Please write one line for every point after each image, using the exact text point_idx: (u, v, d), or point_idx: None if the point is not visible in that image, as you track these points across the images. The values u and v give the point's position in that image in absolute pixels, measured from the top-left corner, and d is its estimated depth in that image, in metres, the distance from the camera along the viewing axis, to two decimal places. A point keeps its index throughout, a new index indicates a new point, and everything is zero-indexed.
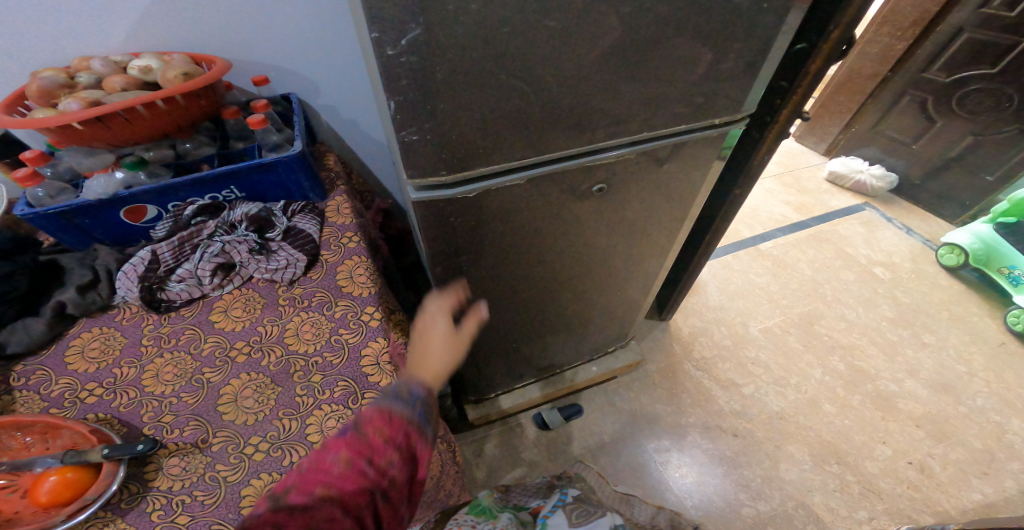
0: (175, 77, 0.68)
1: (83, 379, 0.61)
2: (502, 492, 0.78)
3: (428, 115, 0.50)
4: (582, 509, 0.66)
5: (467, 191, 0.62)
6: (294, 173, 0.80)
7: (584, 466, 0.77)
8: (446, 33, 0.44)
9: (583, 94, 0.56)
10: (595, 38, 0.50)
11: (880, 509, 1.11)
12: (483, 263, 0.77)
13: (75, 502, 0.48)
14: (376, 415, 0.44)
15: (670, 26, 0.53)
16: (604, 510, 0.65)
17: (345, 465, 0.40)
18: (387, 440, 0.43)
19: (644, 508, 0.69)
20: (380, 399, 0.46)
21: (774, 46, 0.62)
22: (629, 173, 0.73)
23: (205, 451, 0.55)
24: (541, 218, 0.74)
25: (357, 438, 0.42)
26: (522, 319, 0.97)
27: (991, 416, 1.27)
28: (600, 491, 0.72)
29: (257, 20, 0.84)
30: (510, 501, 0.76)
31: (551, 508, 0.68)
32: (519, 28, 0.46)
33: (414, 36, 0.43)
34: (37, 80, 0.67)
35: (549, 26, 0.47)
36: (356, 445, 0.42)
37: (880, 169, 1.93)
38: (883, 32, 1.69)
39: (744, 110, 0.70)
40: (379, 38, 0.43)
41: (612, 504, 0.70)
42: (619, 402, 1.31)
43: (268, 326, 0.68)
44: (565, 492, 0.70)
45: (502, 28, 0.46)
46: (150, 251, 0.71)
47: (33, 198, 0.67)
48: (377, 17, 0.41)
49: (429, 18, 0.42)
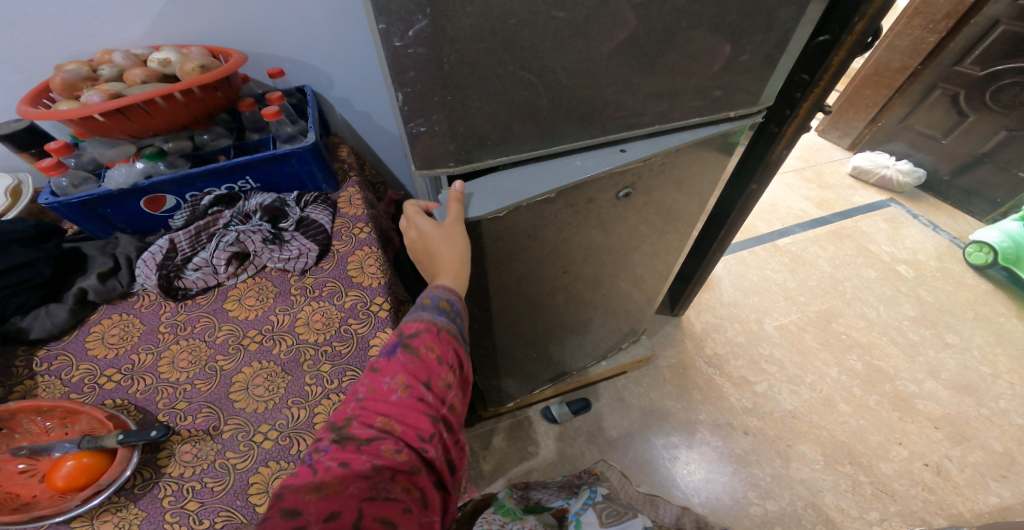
0: (193, 70, 0.69)
1: (102, 365, 0.63)
2: (522, 489, 0.81)
3: (437, 107, 0.49)
4: (611, 508, 0.67)
5: (497, 211, 0.58)
6: (307, 164, 0.80)
7: (607, 466, 0.88)
8: (453, 25, 0.43)
9: (595, 88, 0.55)
10: (608, 31, 0.49)
11: (893, 510, 1.09)
12: (508, 277, 0.75)
13: (89, 488, 0.49)
14: (426, 338, 0.48)
15: (685, 18, 0.51)
16: (633, 509, 0.67)
17: (404, 392, 0.45)
18: (439, 361, 0.48)
19: (668, 509, 0.75)
20: (425, 321, 0.50)
21: (792, 39, 0.60)
22: (654, 173, 0.70)
23: (216, 439, 0.56)
24: (567, 226, 0.71)
25: (410, 362, 0.46)
26: (544, 326, 0.96)
27: (1013, 419, 1.23)
28: (624, 491, 0.79)
29: (270, 12, 0.83)
30: (531, 499, 0.80)
31: (581, 506, 0.69)
32: (528, 20, 0.46)
33: (421, 27, 0.43)
34: (61, 73, 0.68)
35: (558, 17, 0.46)
36: (411, 370, 0.46)
37: (907, 164, 1.86)
38: (914, 24, 1.63)
39: (761, 103, 0.68)
40: (386, 29, 0.42)
41: (638, 505, 0.77)
42: (629, 397, 1.31)
43: (279, 315, 0.69)
44: (595, 490, 0.70)
45: (510, 19, 0.45)
46: (168, 240, 0.72)
47: (57, 188, 0.69)
48: (385, 9, 0.41)
49: (436, 10, 0.42)
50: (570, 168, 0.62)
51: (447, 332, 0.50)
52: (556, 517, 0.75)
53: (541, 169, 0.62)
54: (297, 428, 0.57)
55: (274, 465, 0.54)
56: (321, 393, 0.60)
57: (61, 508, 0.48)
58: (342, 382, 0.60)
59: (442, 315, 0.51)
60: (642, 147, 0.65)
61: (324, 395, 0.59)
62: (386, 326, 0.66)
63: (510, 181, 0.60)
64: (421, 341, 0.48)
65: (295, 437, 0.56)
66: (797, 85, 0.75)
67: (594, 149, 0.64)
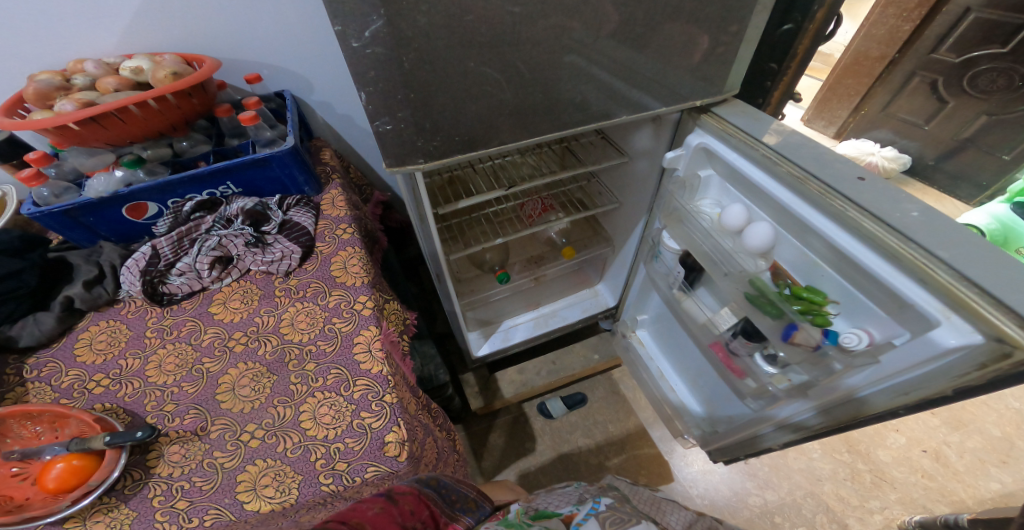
0: (165, 77, 0.71)
1: (90, 370, 0.63)
2: (527, 500, 0.69)
3: (402, 104, 0.50)
4: (617, 516, 0.56)
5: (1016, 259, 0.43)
6: (288, 167, 0.81)
7: (615, 476, 0.76)
8: (408, 23, 0.45)
9: (556, 76, 0.55)
10: (560, 30, 0.51)
11: (893, 498, 1.09)
12: None
13: (79, 489, 0.50)
14: (409, 491, 0.55)
15: (643, 10, 0.52)
16: (640, 516, 0.56)
17: (377, 507, 0.51)
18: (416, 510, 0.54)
19: (679, 516, 0.64)
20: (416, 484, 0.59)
21: (749, 27, 0.59)
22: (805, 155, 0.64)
23: (203, 439, 0.57)
24: None
25: (391, 505, 0.52)
26: None
27: (1010, 403, 1.24)
28: (634, 497, 0.70)
29: (243, 18, 0.85)
30: (537, 508, 0.65)
31: (583, 517, 0.58)
32: (484, 15, 0.47)
33: (377, 27, 0.44)
34: (33, 83, 0.70)
35: (513, 12, 0.48)
36: (386, 504, 0.52)
37: (892, 153, 1.72)
38: (889, 13, 1.48)
39: (726, 90, 0.67)
40: (342, 31, 0.44)
41: (646, 510, 0.67)
42: (623, 391, 1.32)
43: (264, 316, 0.69)
44: (598, 499, 0.59)
45: (466, 16, 0.47)
46: (150, 246, 0.73)
47: (39, 198, 0.70)
48: (339, 10, 0.42)
49: (390, 9, 0.43)
50: (929, 218, 0.49)
51: (426, 495, 0.57)
52: (565, 522, 0.59)
53: (938, 239, 0.47)
54: (284, 426, 0.57)
55: (261, 463, 0.55)
56: (306, 391, 0.60)
57: (52, 509, 0.49)
58: (327, 380, 0.61)
59: (434, 492, 0.60)
60: (844, 159, 0.57)
61: (309, 393, 0.60)
62: (369, 324, 0.67)
63: (986, 262, 0.44)
64: (404, 498, 0.54)
65: (281, 435, 0.57)
66: (767, 74, 0.75)
67: (873, 200, 0.52)
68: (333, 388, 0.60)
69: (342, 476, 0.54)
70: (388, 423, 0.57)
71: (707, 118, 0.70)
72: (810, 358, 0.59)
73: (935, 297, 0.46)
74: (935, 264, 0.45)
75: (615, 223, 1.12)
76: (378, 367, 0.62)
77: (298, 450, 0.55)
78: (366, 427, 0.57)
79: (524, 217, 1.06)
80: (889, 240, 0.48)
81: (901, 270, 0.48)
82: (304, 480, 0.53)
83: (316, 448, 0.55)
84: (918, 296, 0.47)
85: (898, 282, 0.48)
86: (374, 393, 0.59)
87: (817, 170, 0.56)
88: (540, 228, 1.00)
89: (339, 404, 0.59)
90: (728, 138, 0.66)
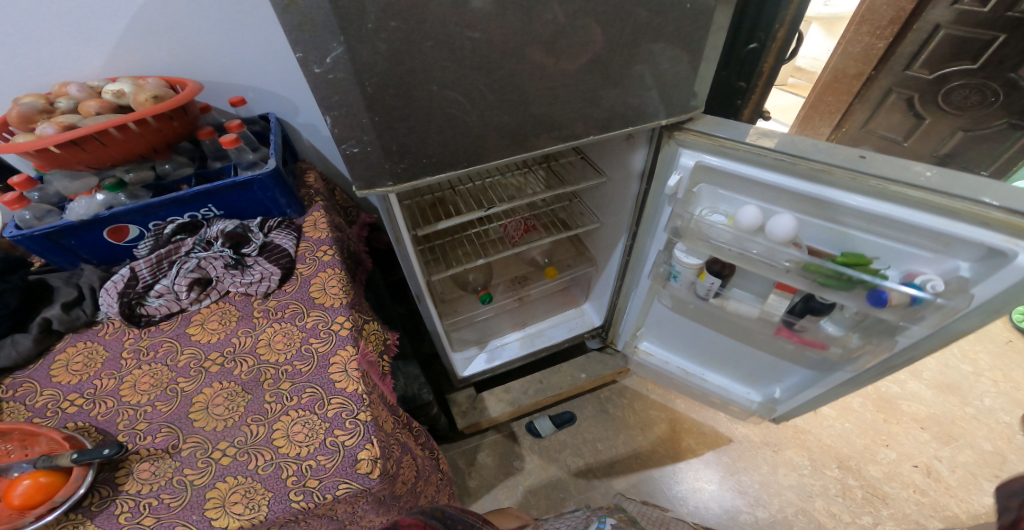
0: (146, 100, 0.72)
1: (66, 390, 0.63)
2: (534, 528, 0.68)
3: (366, 128, 0.51)
4: None
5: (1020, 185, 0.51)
6: (269, 190, 0.82)
7: (622, 497, 0.74)
8: (368, 51, 0.46)
9: (517, 102, 0.56)
10: (520, 51, 0.52)
11: (885, 514, 1.08)
12: None
13: (44, 505, 0.50)
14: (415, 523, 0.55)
15: (601, 35, 0.54)
16: None
17: None
18: None
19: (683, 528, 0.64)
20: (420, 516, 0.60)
21: (709, 48, 0.61)
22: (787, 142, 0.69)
23: (174, 456, 0.56)
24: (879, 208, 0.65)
25: None
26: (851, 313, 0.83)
27: (1000, 417, 1.24)
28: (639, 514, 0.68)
29: (224, 41, 0.86)
30: None
31: None
32: (443, 44, 0.49)
33: (338, 54, 0.46)
34: (16, 107, 0.70)
35: (471, 37, 0.49)
36: None
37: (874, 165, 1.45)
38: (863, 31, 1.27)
39: (694, 107, 0.68)
40: (304, 57, 0.45)
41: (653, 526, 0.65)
42: (612, 409, 1.32)
43: (242, 337, 0.69)
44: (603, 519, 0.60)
45: (425, 42, 0.48)
46: (129, 269, 0.74)
47: (21, 222, 0.71)
48: (299, 39, 0.44)
49: (349, 37, 0.45)
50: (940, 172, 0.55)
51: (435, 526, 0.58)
52: None
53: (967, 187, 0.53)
54: (256, 443, 0.57)
55: (232, 480, 0.54)
56: (281, 409, 0.60)
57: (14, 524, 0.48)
58: (301, 399, 0.61)
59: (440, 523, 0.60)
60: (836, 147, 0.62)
61: (283, 412, 0.60)
62: (346, 344, 0.67)
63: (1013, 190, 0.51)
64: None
65: (253, 453, 0.56)
66: (737, 93, 0.77)
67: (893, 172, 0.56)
68: (307, 406, 0.60)
69: (313, 494, 0.53)
70: (361, 441, 0.57)
71: (696, 138, 0.70)
72: (905, 311, 0.63)
73: (997, 232, 0.52)
74: (987, 208, 0.51)
75: (598, 242, 1.13)
76: (353, 386, 0.62)
77: (269, 467, 0.55)
78: (339, 445, 0.56)
79: (507, 237, 1.08)
80: (940, 203, 0.53)
81: (957, 219, 0.54)
82: (275, 497, 0.53)
83: (288, 466, 0.55)
84: (983, 237, 0.53)
85: (958, 230, 0.54)
86: (348, 411, 0.59)
87: (831, 161, 0.60)
88: (525, 247, 1.01)
89: (313, 422, 0.58)
90: (733, 151, 0.67)
